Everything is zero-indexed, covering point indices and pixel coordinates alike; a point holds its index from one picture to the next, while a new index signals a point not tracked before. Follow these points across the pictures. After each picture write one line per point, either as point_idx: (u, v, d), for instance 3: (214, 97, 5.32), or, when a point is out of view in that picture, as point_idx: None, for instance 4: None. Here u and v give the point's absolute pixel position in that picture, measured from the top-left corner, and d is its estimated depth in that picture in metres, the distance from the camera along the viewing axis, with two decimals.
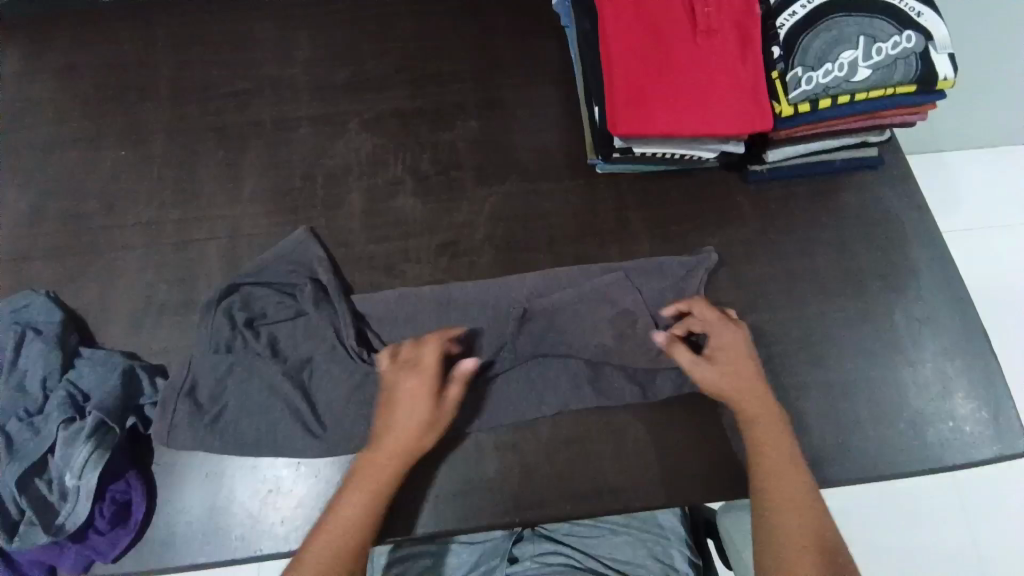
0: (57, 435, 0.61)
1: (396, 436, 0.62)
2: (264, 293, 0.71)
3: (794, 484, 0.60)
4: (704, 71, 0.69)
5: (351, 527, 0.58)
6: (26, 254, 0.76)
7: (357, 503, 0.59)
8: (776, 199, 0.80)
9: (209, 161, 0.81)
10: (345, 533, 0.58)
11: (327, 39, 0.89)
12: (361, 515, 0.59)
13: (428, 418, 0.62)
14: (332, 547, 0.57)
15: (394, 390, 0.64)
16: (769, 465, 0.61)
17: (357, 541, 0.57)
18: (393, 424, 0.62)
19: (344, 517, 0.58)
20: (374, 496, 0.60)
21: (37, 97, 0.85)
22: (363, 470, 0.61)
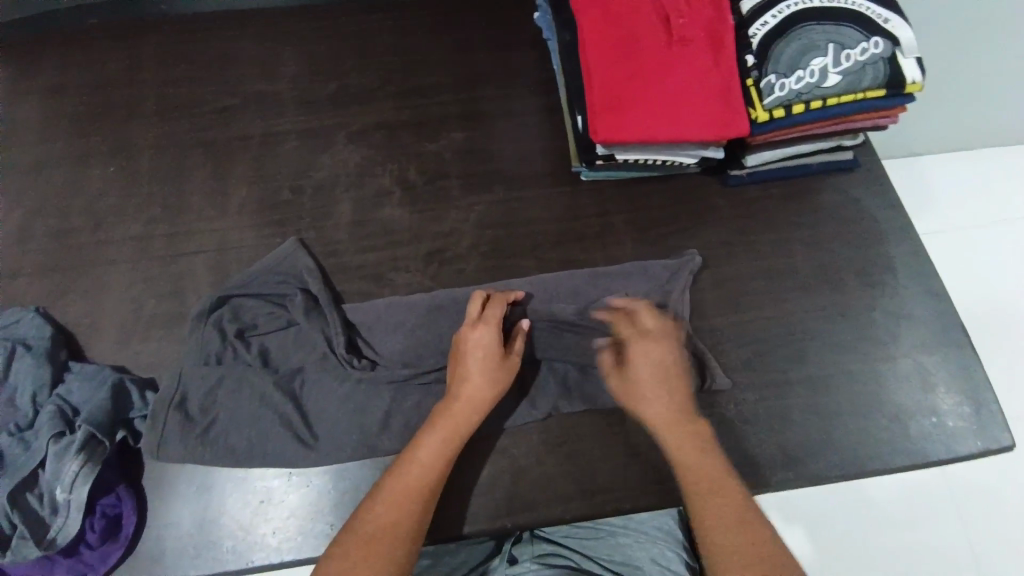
0: (46, 450, 0.61)
1: (474, 385, 0.64)
2: (254, 305, 0.72)
3: (726, 487, 0.57)
4: (681, 79, 0.72)
5: (427, 471, 0.59)
6: (13, 272, 0.76)
7: (439, 447, 0.60)
8: (756, 202, 0.82)
9: (197, 175, 0.82)
10: (421, 475, 0.59)
11: (312, 54, 0.90)
12: (439, 460, 0.60)
13: (500, 372, 0.65)
14: (406, 489, 0.58)
15: (467, 343, 0.66)
16: (693, 471, 0.59)
17: (432, 481, 0.59)
18: (471, 375, 0.64)
19: (420, 463, 0.60)
20: (452, 443, 0.61)
21: (23, 116, 0.86)
22: (441, 417, 0.63)
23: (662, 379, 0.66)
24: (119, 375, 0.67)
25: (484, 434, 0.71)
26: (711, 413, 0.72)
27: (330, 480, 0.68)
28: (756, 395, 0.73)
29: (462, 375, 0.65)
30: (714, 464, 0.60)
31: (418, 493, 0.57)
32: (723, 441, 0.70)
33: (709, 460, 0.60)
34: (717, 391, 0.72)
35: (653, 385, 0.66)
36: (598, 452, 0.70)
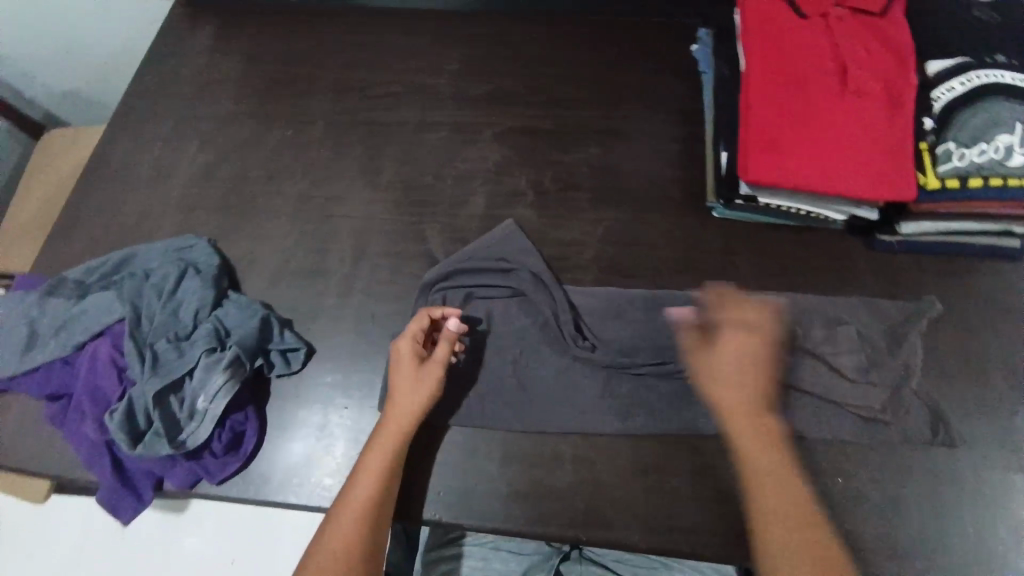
0: (198, 361, 0.70)
1: (402, 400, 0.67)
2: (479, 275, 0.78)
3: (811, 526, 0.54)
4: (849, 129, 0.70)
5: (379, 486, 0.63)
6: (195, 205, 0.88)
7: (380, 461, 0.64)
8: (899, 271, 0.78)
9: (356, 149, 0.90)
10: (367, 494, 0.62)
11: (476, 56, 0.96)
12: (387, 474, 0.64)
13: (427, 382, 0.68)
14: (356, 508, 0.61)
15: (395, 361, 0.69)
16: (773, 497, 0.56)
17: (382, 495, 0.63)
18: (401, 388, 0.68)
19: (365, 480, 0.63)
20: (392, 455, 0.65)
21: (224, 73, 0.98)
22: (382, 434, 0.66)
23: (753, 397, 0.61)
24: (266, 310, 0.76)
25: (572, 443, 0.71)
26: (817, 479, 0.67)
27: (423, 448, 0.71)
28: (868, 473, 0.68)
29: (391, 391, 0.68)
30: (793, 493, 0.56)
31: (368, 510, 0.61)
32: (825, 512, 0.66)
33: (786, 488, 0.56)
34: (824, 457, 0.68)
35: (713, 382, 0.62)
36: (686, 489, 0.68)
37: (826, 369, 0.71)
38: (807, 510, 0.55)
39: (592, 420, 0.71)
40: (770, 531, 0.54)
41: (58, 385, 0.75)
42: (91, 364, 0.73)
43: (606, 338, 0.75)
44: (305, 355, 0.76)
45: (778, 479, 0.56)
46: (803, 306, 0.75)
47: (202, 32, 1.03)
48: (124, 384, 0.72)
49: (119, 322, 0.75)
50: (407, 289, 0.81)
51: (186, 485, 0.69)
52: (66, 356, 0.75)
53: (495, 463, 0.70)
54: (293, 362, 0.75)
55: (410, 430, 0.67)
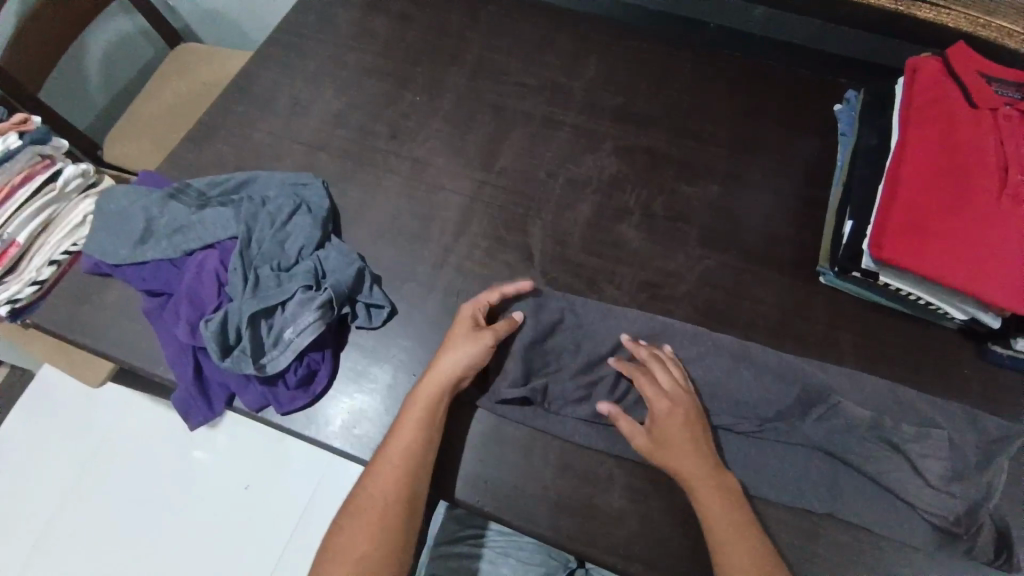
0: (295, 294, 0.73)
1: (448, 358, 0.70)
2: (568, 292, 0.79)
3: (744, 527, 0.62)
4: (996, 233, 0.66)
5: (412, 450, 0.65)
6: (319, 146, 0.92)
7: (421, 407, 0.67)
8: (1007, 389, 0.74)
9: (480, 130, 0.92)
10: (402, 454, 0.65)
11: (615, 68, 0.97)
12: (420, 437, 0.66)
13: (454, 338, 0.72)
14: (392, 471, 0.64)
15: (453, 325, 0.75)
16: (704, 503, 0.63)
17: (420, 440, 0.66)
18: (451, 349, 0.71)
19: (401, 440, 0.66)
20: (428, 411, 0.68)
21: (372, 29, 1.02)
22: (422, 393, 0.68)
23: (673, 408, 0.68)
24: (363, 263, 0.79)
25: (628, 469, 0.70)
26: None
27: (482, 433, 0.72)
28: None
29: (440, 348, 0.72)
30: (723, 497, 0.63)
31: (410, 452, 0.65)
32: None
33: (717, 494, 0.63)
34: (883, 558, 0.66)
35: (670, 416, 0.67)
36: None
37: (908, 468, 0.66)
38: (734, 512, 0.63)
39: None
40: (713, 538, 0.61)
41: (161, 282, 0.80)
42: (196, 271, 0.78)
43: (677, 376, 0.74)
44: (388, 314, 0.78)
45: (712, 488, 0.64)
46: (898, 403, 0.71)
47: None
48: (222, 298, 0.76)
49: (230, 240, 0.79)
50: (498, 275, 0.82)
51: (255, 407, 0.72)
52: (175, 258, 0.80)
53: (547, 469, 0.70)
54: (375, 319, 0.78)
55: (451, 389, 0.69)
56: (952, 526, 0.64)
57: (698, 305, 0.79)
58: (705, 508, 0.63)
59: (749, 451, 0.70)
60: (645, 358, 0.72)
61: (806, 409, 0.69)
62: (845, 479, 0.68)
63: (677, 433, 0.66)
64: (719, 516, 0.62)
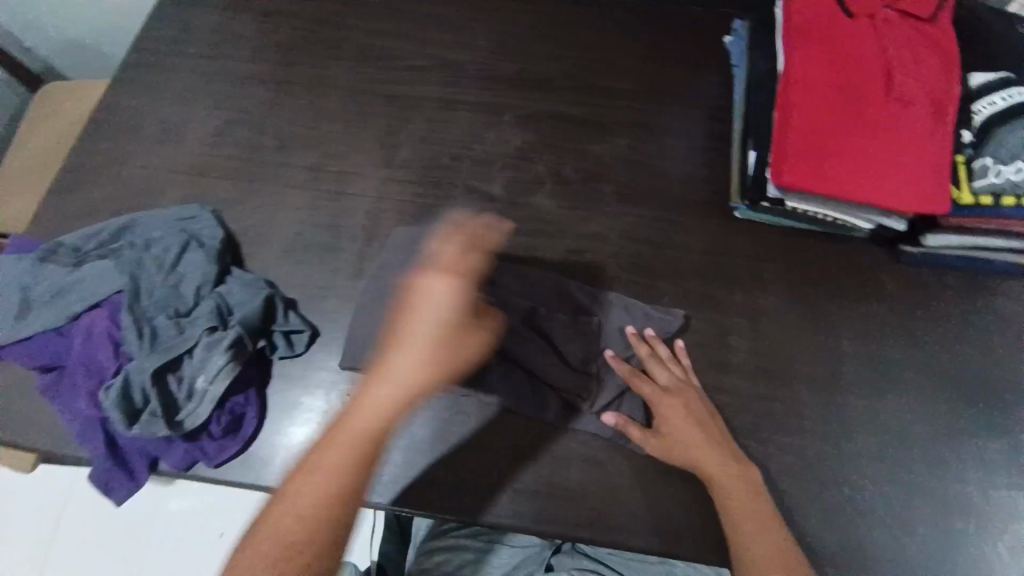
0: (199, 339, 0.67)
1: (401, 365, 0.58)
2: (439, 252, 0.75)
3: (769, 517, 0.63)
4: (888, 140, 0.68)
5: (355, 449, 0.57)
6: (202, 171, 0.84)
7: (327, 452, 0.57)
8: (922, 284, 0.77)
9: (375, 123, 0.87)
10: (346, 460, 0.57)
11: (504, 34, 0.92)
12: (366, 441, 0.57)
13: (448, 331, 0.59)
14: (325, 477, 0.56)
15: (426, 291, 0.59)
16: (731, 499, 0.63)
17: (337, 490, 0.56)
18: (399, 347, 0.58)
19: (303, 485, 0.56)
20: (344, 457, 0.57)
21: (238, 33, 0.94)
22: (373, 400, 0.58)
23: (693, 412, 0.68)
24: (272, 289, 0.73)
25: (582, 438, 0.70)
26: (826, 492, 0.68)
27: (431, 439, 0.69)
28: (877, 488, 0.68)
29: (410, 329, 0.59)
30: (746, 487, 0.64)
31: (333, 501, 0.56)
32: (829, 526, 0.66)
33: (743, 489, 0.64)
34: (833, 469, 0.69)
35: (676, 416, 0.68)
36: (693, 491, 0.68)
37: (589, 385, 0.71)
38: (760, 502, 0.63)
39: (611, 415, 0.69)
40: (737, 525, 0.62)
41: (50, 356, 0.72)
42: (87, 336, 0.71)
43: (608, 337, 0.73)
44: (310, 338, 0.74)
45: (737, 482, 0.64)
46: (818, 329, 0.74)
47: None
48: (121, 359, 0.69)
49: (116, 294, 0.72)
50: None
51: (181, 467, 0.67)
52: (61, 325, 0.72)
53: (502, 462, 0.68)
54: (297, 345, 0.73)
55: (384, 421, 0.58)
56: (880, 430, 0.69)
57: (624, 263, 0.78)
58: (730, 501, 0.63)
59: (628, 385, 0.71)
60: (645, 356, 0.71)
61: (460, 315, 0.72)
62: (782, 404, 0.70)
63: (698, 433, 0.66)
64: (744, 506, 0.63)
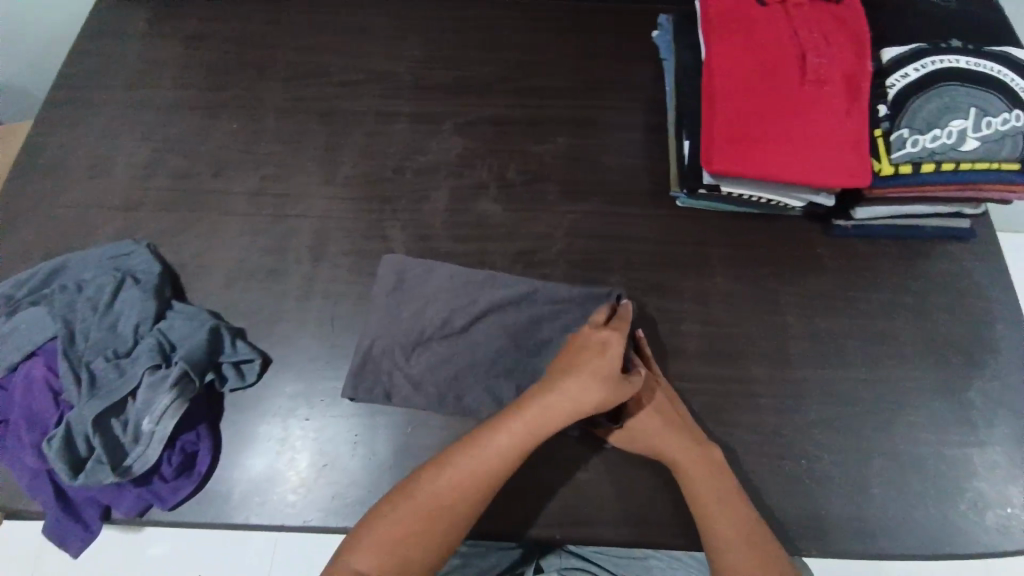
0: (141, 379, 0.65)
1: (568, 397, 0.62)
2: (405, 269, 0.75)
3: (736, 499, 0.63)
4: (808, 121, 0.70)
5: (480, 470, 0.59)
6: (136, 205, 0.82)
7: (489, 465, 0.59)
8: (858, 255, 0.80)
9: (313, 141, 0.86)
10: (462, 481, 0.59)
11: (436, 42, 0.92)
12: (492, 462, 0.59)
13: (578, 376, 0.63)
14: (432, 496, 0.58)
15: (586, 339, 0.66)
16: (697, 485, 0.63)
17: (460, 500, 0.58)
18: (567, 381, 0.63)
19: (448, 494, 0.58)
20: (480, 477, 0.59)
21: (163, 60, 0.91)
22: (506, 430, 0.61)
23: (659, 405, 0.68)
24: (216, 320, 0.72)
25: (544, 438, 0.70)
26: (785, 465, 0.70)
27: (393, 455, 0.69)
28: (831, 456, 0.70)
29: (569, 369, 0.64)
30: (713, 472, 0.64)
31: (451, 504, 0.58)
32: (790, 496, 0.68)
33: (709, 474, 0.64)
34: (789, 442, 0.71)
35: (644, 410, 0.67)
36: (657, 478, 0.69)
37: None
38: (726, 486, 0.63)
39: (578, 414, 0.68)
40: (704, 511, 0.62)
41: None
42: (25, 388, 0.68)
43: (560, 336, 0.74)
44: (261, 366, 0.72)
45: (703, 468, 0.64)
46: (763, 307, 0.77)
47: (138, 15, 0.95)
48: (61, 408, 0.67)
49: (52, 341, 0.69)
50: (368, 289, 0.77)
51: (135, 513, 0.65)
52: None
53: None
54: (248, 375, 0.71)
55: (524, 450, 0.61)
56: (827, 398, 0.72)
57: (573, 260, 0.79)
58: (696, 487, 0.63)
59: None
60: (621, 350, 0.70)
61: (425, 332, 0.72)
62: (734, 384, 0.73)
63: (664, 425, 0.66)
64: (711, 490, 0.63)
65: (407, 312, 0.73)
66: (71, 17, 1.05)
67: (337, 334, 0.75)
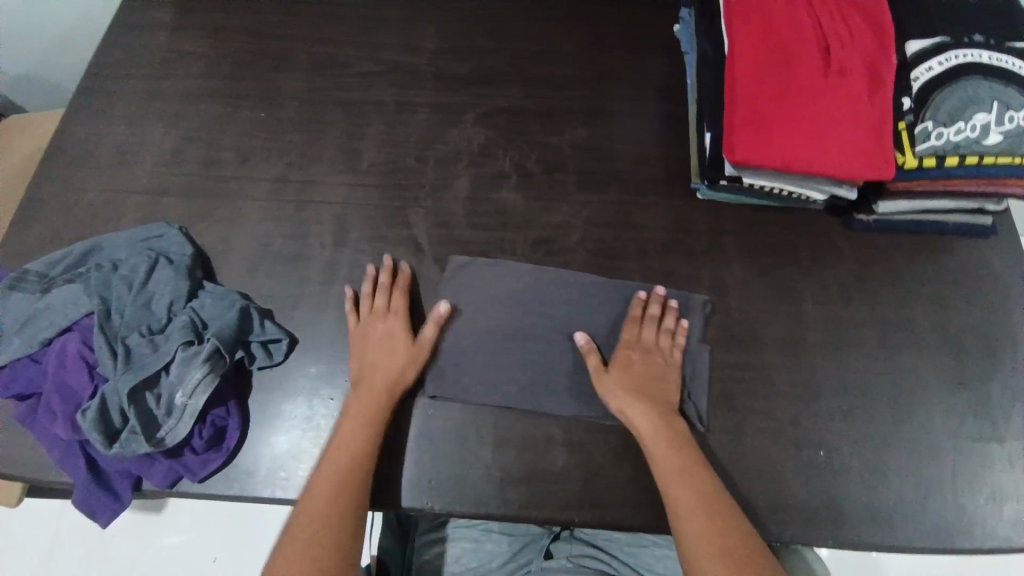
0: (174, 354, 0.67)
1: (385, 370, 0.71)
2: (474, 269, 0.78)
3: (675, 475, 0.64)
4: (831, 113, 0.70)
5: (352, 447, 0.66)
6: (164, 189, 0.84)
7: (353, 442, 0.66)
8: (878, 249, 0.80)
9: (335, 130, 0.87)
10: (345, 458, 0.65)
11: (456, 35, 0.94)
12: (354, 449, 0.66)
13: (391, 357, 0.71)
14: (330, 473, 0.65)
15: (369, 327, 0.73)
16: (670, 476, 0.65)
17: (351, 472, 0.65)
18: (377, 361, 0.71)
19: (331, 477, 0.64)
20: (353, 452, 0.66)
21: (189, 50, 0.93)
22: (349, 414, 0.68)
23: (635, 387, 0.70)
24: (245, 300, 0.74)
25: (561, 420, 0.71)
26: (802, 453, 0.70)
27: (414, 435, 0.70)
28: (847, 447, 0.71)
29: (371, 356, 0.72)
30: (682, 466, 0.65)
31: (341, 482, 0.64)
32: (808, 484, 0.69)
33: (677, 459, 0.65)
34: (805, 432, 0.71)
35: (643, 381, 0.70)
36: None
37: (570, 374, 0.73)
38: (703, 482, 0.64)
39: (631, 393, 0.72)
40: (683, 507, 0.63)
41: (26, 384, 0.71)
42: (60, 361, 0.70)
43: (578, 323, 0.75)
44: (288, 345, 0.74)
45: (676, 453, 0.66)
46: (782, 298, 0.77)
47: (164, 8, 0.97)
48: (96, 381, 0.69)
49: (87, 317, 0.71)
50: (389, 274, 0.79)
51: (166, 484, 0.67)
52: (33, 353, 0.71)
53: (488, 452, 0.70)
54: (275, 354, 0.73)
55: (377, 416, 0.68)
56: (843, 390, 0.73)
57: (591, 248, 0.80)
58: (671, 481, 0.64)
59: None
60: (640, 315, 0.74)
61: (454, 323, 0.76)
62: (750, 374, 0.73)
63: (641, 409, 0.68)
64: (672, 473, 0.65)
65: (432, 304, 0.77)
66: (85, 8, 1.07)
67: (359, 317, 0.76)
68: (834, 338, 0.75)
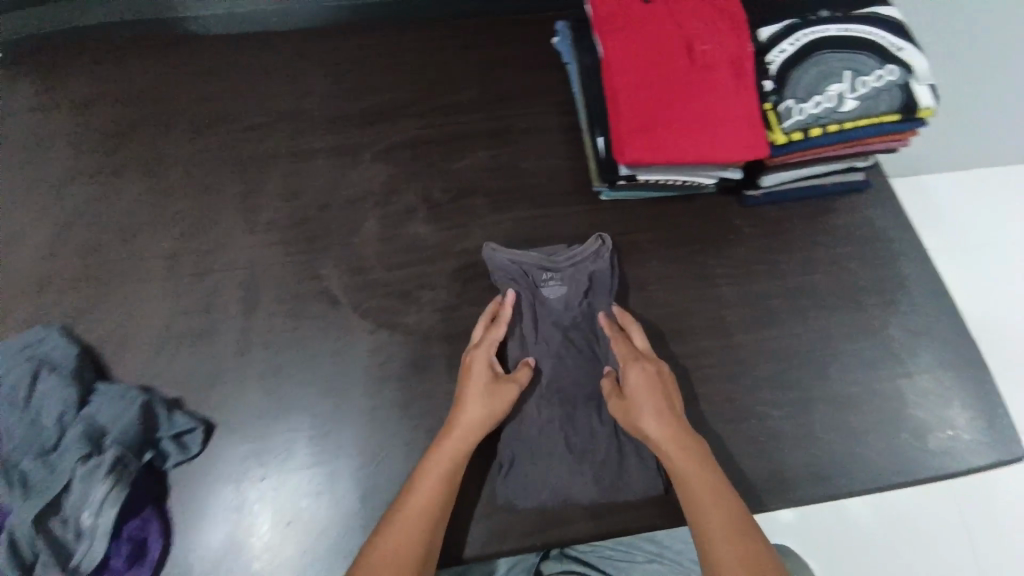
0: (73, 471, 0.61)
1: (472, 415, 0.64)
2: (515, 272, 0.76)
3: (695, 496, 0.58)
4: (704, 106, 0.74)
5: (449, 472, 0.61)
6: (42, 286, 0.77)
7: (440, 472, 0.61)
8: (774, 221, 0.85)
9: (228, 191, 0.83)
10: (425, 501, 0.59)
11: (340, 73, 0.91)
12: (454, 465, 0.62)
13: (485, 400, 0.65)
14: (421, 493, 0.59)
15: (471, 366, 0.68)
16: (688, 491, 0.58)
17: (437, 507, 0.59)
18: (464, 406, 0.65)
19: (423, 496, 0.59)
20: (448, 483, 0.61)
21: (49, 131, 0.86)
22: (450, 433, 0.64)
23: (652, 400, 0.64)
24: (147, 394, 0.68)
25: (509, 444, 0.71)
26: (743, 428, 0.73)
27: (361, 497, 0.68)
28: (781, 412, 0.74)
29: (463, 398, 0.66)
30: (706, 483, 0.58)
31: (427, 515, 0.58)
32: (752, 457, 0.72)
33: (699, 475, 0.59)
34: (743, 406, 0.74)
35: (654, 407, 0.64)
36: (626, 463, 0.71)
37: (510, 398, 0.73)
38: (729, 510, 0.56)
39: (575, 404, 0.73)
40: (702, 535, 0.55)
41: None
42: None
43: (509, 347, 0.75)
44: (204, 434, 0.69)
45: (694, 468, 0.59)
46: (697, 284, 0.80)
47: (12, 85, 0.89)
48: None
49: None
50: (309, 332, 0.75)
51: None
52: None
53: None
54: (191, 446, 0.68)
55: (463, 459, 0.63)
56: (768, 361, 0.77)
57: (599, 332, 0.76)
58: (697, 500, 0.57)
59: (554, 398, 0.73)
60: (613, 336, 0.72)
61: (386, 370, 0.74)
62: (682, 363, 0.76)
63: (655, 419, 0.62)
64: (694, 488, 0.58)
65: (359, 356, 0.74)
66: None
67: (285, 385, 0.72)
68: (752, 312, 0.79)
